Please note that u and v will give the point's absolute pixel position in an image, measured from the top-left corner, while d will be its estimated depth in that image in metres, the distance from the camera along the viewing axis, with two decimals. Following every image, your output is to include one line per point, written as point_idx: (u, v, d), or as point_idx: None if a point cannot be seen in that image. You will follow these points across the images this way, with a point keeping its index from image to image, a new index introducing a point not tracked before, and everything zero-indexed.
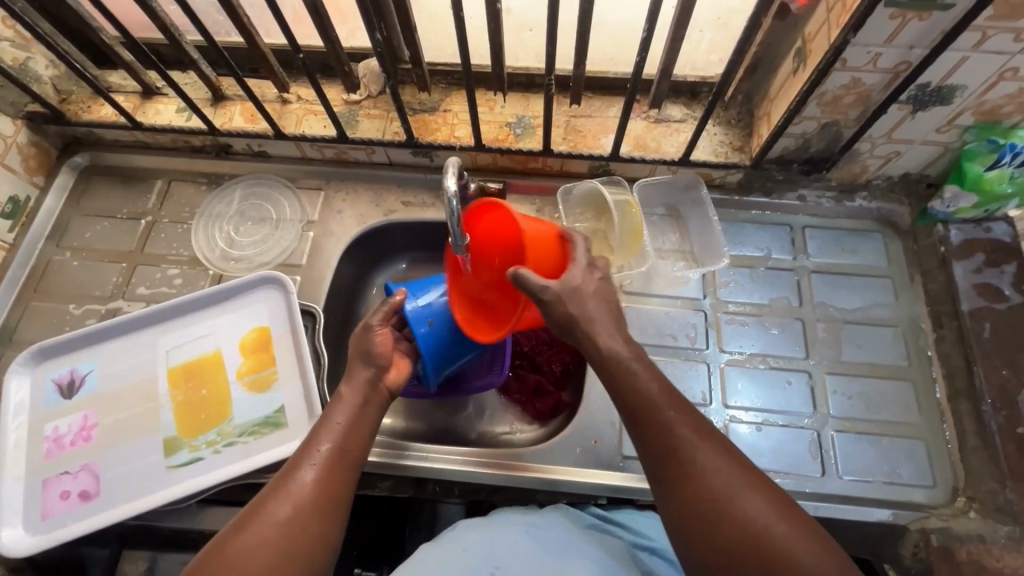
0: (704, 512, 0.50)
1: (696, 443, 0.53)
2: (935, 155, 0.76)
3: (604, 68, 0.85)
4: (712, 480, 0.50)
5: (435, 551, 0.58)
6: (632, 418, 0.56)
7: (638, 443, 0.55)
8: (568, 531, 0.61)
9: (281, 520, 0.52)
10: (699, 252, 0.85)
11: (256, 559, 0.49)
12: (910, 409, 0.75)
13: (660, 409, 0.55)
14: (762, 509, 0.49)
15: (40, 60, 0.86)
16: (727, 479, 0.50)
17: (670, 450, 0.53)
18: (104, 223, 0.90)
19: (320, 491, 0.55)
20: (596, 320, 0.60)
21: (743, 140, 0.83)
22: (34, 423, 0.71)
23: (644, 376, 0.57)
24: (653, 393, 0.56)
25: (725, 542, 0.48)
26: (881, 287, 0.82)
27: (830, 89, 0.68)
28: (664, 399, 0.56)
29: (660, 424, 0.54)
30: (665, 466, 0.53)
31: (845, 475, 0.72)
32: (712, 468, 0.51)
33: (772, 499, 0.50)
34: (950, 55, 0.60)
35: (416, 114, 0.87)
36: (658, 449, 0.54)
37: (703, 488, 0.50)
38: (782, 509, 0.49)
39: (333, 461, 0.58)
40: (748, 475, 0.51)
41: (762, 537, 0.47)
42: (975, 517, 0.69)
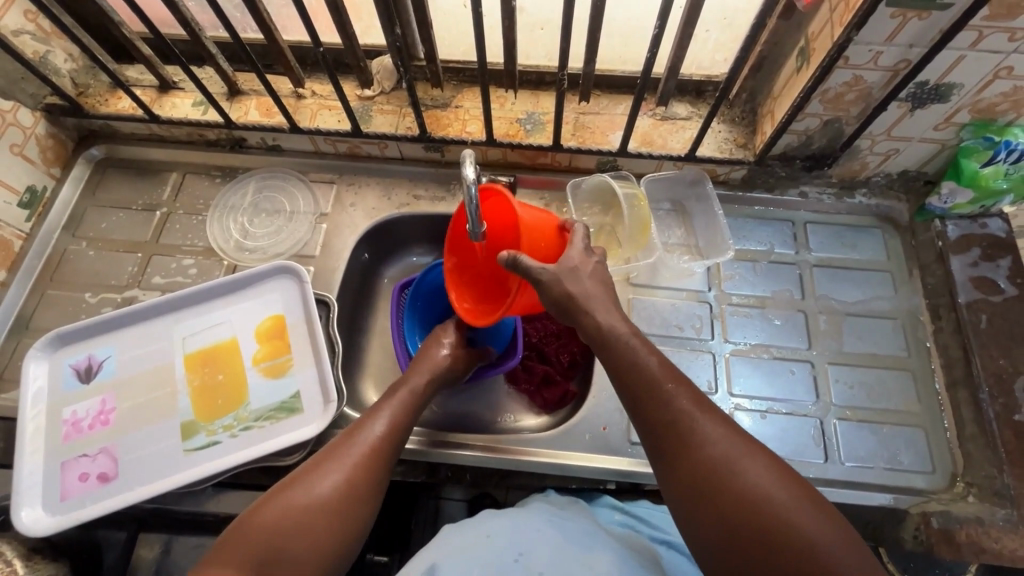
0: (706, 482, 0.50)
1: (698, 416, 0.54)
2: (933, 153, 0.79)
3: (612, 67, 0.88)
4: (715, 450, 0.51)
5: (458, 539, 0.59)
6: (635, 394, 0.57)
7: (642, 419, 0.57)
8: (591, 524, 0.63)
9: (327, 483, 0.56)
10: (704, 245, 0.88)
11: (308, 518, 0.53)
12: (910, 398, 0.77)
13: (660, 387, 0.56)
14: (764, 478, 0.49)
15: (59, 54, 0.87)
16: (729, 449, 0.51)
17: (672, 425, 0.54)
18: (120, 214, 0.91)
19: (366, 462, 0.59)
20: (611, 309, 0.62)
21: (747, 137, 0.86)
22: (52, 407, 0.73)
23: (639, 363, 0.58)
24: (654, 368, 0.57)
25: (728, 512, 0.49)
26: (881, 281, 0.85)
27: (832, 87, 0.70)
28: (664, 375, 0.57)
29: (661, 400, 0.56)
30: (666, 439, 0.54)
31: (846, 462, 0.74)
32: (714, 440, 0.52)
33: (774, 467, 0.50)
34: (948, 54, 0.63)
35: (428, 109, 0.89)
36: (661, 424, 0.55)
37: (706, 458, 0.51)
38: (785, 478, 0.49)
39: (386, 436, 0.62)
40: (750, 446, 0.52)
41: (762, 504, 0.48)
42: (973, 501, 0.71)
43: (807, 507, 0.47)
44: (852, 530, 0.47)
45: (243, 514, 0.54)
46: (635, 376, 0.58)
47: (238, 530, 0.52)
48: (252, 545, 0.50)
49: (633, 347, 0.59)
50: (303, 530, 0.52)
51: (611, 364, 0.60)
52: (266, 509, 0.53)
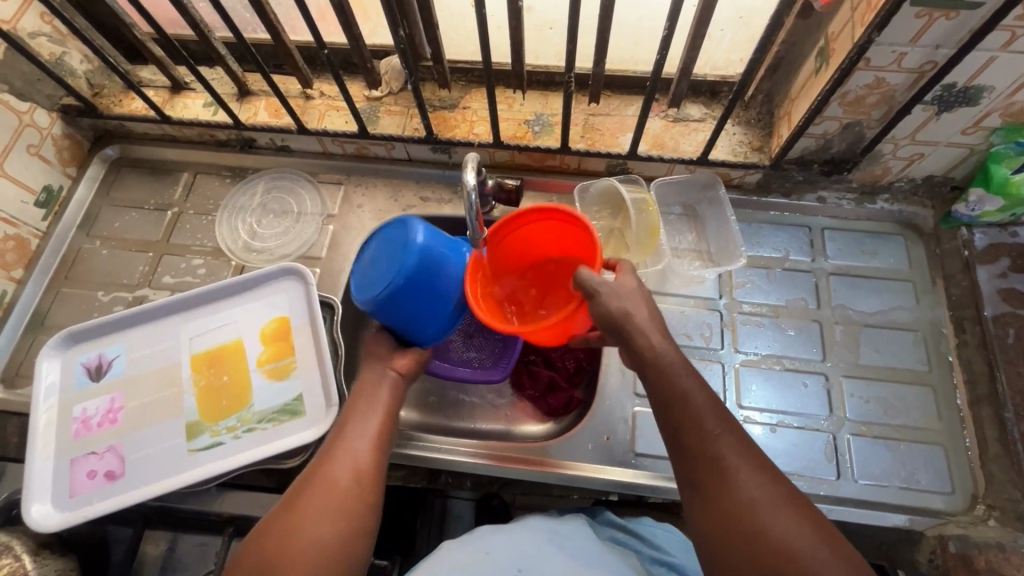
0: (736, 526, 0.50)
1: (733, 458, 0.52)
2: (960, 158, 0.75)
3: (624, 67, 0.86)
4: (746, 493, 0.51)
5: (458, 552, 0.59)
6: (672, 427, 0.56)
7: (671, 440, 0.56)
8: (593, 542, 0.62)
9: (332, 500, 0.57)
10: (716, 251, 0.85)
11: (315, 539, 0.54)
12: (930, 414, 0.74)
13: (701, 419, 0.55)
14: (791, 525, 0.49)
15: (76, 55, 0.89)
16: (759, 494, 0.50)
17: (699, 451, 0.54)
18: (133, 214, 0.92)
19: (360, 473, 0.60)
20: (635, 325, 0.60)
21: (762, 140, 0.83)
22: (63, 404, 0.74)
23: (691, 385, 0.57)
24: (696, 404, 0.56)
25: (755, 556, 0.48)
26: (902, 290, 0.81)
27: (852, 89, 0.67)
28: (709, 412, 0.55)
29: (700, 433, 0.54)
30: (700, 476, 0.53)
31: (860, 480, 0.71)
32: (742, 479, 0.51)
33: (809, 519, 0.49)
34: (977, 55, 0.60)
35: (435, 111, 0.88)
36: (687, 449, 0.54)
37: (739, 501, 0.50)
38: (818, 530, 0.49)
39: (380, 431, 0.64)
40: (780, 490, 0.51)
41: (793, 556, 0.47)
42: (994, 525, 0.68)
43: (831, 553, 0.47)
44: None
45: (257, 532, 0.56)
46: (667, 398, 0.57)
47: (256, 545, 0.54)
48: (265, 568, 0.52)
49: (667, 371, 0.58)
50: (327, 541, 0.54)
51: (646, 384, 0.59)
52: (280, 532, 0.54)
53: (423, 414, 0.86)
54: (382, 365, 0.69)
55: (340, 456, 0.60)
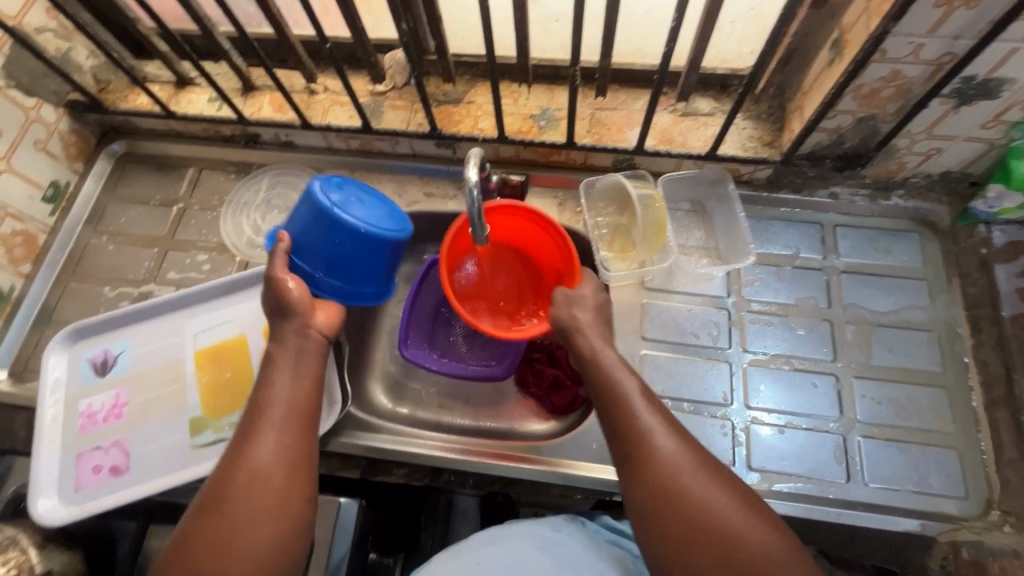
0: (671, 494, 0.52)
1: (662, 433, 0.56)
2: (979, 153, 0.73)
3: (631, 60, 0.84)
4: (677, 463, 0.54)
5: (450, 564, 0.58)
6: (605, 408, 0.60)
7: (603, 419, 0.60)
8: (584, 547, 0.62)
9: (260, 489, 0.54)
10: (724, 248, 0.84)
11: (251, 533, 0.52)
12: (944, 417, 0.72)
13: (631, 399, 0.59)
14: (713, 492, 0.52)
15: (81, 50, 0.89)
16: (687, 463, 0.54)
17: (630, 428, 0.57)
18: (139, 209, 0.93)
19: (281, 458, 0.56)
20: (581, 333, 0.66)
21: (773, 134, 0.81)
22: (69, 399, 0.74)
23: (617, 369, 0.62)
24: (624, 386, 0.60)
25: (688, 523, 0.51)
26: (916, 289, 0.79)
27: (867, 82, 0.65)
28: (637, 393, 0.59)
29: (630, 410, 0.58)
30: (633, 450, 0.56)
31: (870, 483, 0.69)
32: (668, 452, 0.55)
33: (730, 488, 0.53)
34: (999, 46, 0.57)
35: (440, 105, 0.87)
36: (620, 428, 0.58)
37: (671, 471, 0.53)
38: (738, 496, 0.52)
39: (289, 415, 0.59)
40: (701, 461, 0.55)
41: (721, 520, 0.50)
42: (1009, 531, 0.66)
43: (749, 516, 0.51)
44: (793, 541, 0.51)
45: (189, 531, 0.53)
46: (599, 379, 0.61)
47: (187, 549, 0.52)
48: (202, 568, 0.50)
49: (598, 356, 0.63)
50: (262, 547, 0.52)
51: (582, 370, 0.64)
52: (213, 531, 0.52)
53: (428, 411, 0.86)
54: (299, 323, 0.64)
55: (249, 459, 0.55)
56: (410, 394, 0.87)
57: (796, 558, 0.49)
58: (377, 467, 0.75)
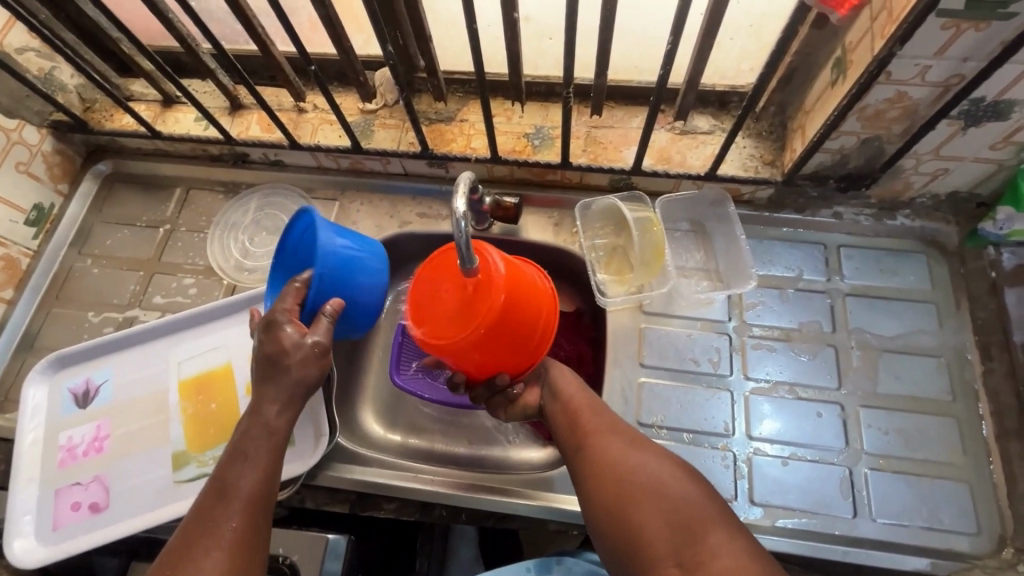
0: (604, 473, 0.59)
1: (594, 421, 0.64)
2: (988, 173, 0.70)
3: (628, 77, 0.81)
4: (607, 444, 0.61)
5: None
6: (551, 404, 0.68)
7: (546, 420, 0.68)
8: None
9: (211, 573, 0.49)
10: (725, 270, 0.81)
11: None
12: (954, 447, 0.70)
13: (568, 395, 0.67)
14: (639, 462, 0.59)
15: (65, 70, 0.87)
16: (617, 444, 0.61)
17: (570, 420, 0.65)
18: (125, 231, 0.91)
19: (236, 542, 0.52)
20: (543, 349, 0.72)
21: (774, 153, 0.79)
22: (49, 431, 0.72)
23: (559, 373, 0.70)
24: (561, 381, 0.69)
25: (619, 491, 0.57)
26: (924, 312, 0.77)
27: (872, 103, 0.63)
28: (574, 390, 0.68)
29: (567, 406, 0.66)
30: (573, 438, 0.64)
31: (878, 518, 0.67)
32: (603, 438, 0.62)
33: (658, 456, 0.59)
34: (1009, 68, 0.55)
35: (431, 123, 0.85)
36: (563, 424, 0.65)
37: (602, 452, 0.60)
38: (668, 463, 0.59)
39: (252, 504, 0.54)
40: (629, 436, 0.62)
41: (646, 485, 0.57)
42: None
43: (673, 477, 0.57)
44: (718, 499, 0.57)
45: None
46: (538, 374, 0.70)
47: None
48: None
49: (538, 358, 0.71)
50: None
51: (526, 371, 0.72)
52: None
53: (420, 439, 0.83)
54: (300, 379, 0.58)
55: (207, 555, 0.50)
56: (402, 420, 0.84)
57: (715, 510, 0.55)
58: (366, 500, 0.72)
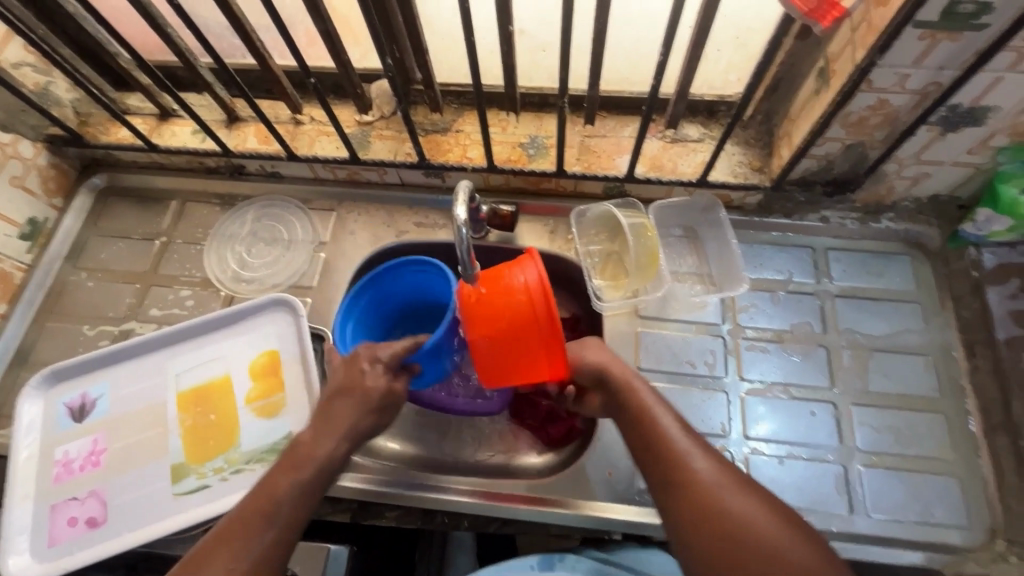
0: (704, 516, 0.51)
1: (689, 452, 0.55)
2: (966, 176, 0.73)
3: (619, 87, 0.84)
4: (705, 482, 0.53)
5: None
6: (630, 421, 0.60)
7: (628, 440, 0.59)
8: None
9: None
10: (718, 275, 0.83)
11: None
12: (944, 443, 0.71)
13: (654, 416, 0.58)
14: (739, 501, 0.51)
15: (60, 84, 0.87)
16: (717, 482, 0.53)
17: (659, 446, 0.56)
18: (120, 244, 0.90)
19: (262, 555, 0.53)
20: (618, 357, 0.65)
21: (763, 160, 0.81)
22: (44, 446, 0.71)
23: (641, 390, 0.61)
24: (645, 399, 0.60)
25: (721, 539, 0.50)
26: (910, 312, 0.79)
27: (854, 111, 0.65)
28: (659, 409, 0.59)
29: (654, 428, 0.57)
30: (663, 469, 0.55)
31: (874, 514, 0.68)
32: (697, 467, 0.54)
33: (764, 502, 0.52)
34: (983, 76, 0.58)
35: (428, 134, 0.86)
36: (650, 450, 0.57)
37: (700, 491, 0.52)
38: (773, 511, 0.51)
39: (291, 519, 0.55)
40: (724, 467, 0.55)
41: (754, 536, 0.49)
42: (1015, 562, 0.64)
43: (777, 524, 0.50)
44: (831, 552, 0.50)
45: None
46: (615, 385, 0.62)
47: None
48: None
49: (614, 368, 0.63)
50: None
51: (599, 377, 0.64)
52: None
53: (421, 448, 0.84)
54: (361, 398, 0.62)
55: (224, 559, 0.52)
56: (400, 429, 0.84)
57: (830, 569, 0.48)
58: (367, 509, 0.71)
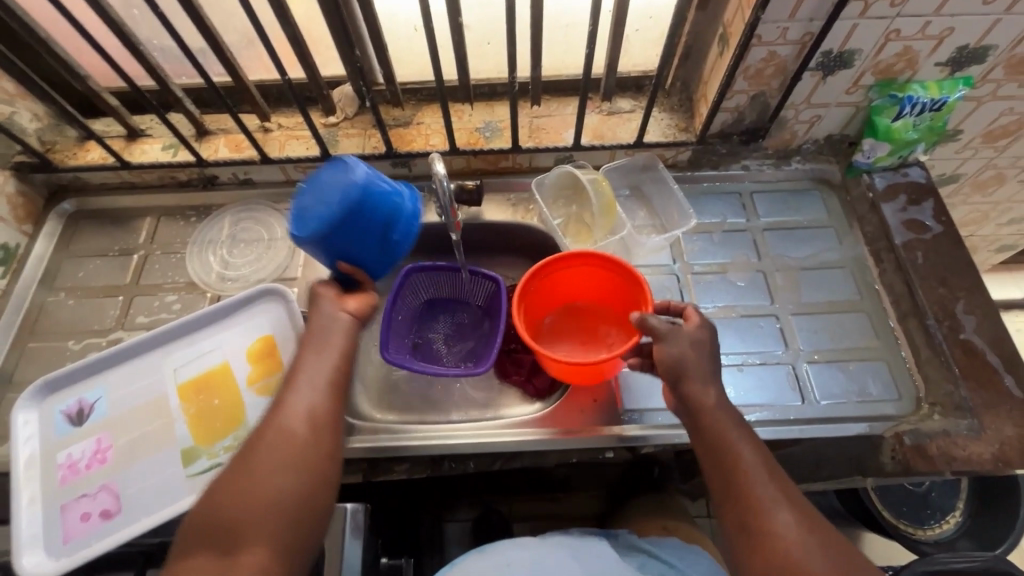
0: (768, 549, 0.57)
1: (769, 497, 0.59)
2: (850, 115, 0.88)
3: (557, 72, 0.95)
4: (779, 530, 0.57)
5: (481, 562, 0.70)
6: (710, 447, 0.63)
7: (707, 465, 0.63)
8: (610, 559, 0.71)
9: (295, 416, 0.63)
10: (666, 221, 0.94)
11: (272, 458, 0.60)
12: (869, 334, 0.84)
13: (739, 454, 0.61)
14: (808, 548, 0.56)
15: (25, 114, 0.87)
16: (789, 528, 0.57)
17: (739, 487, 0.60)
18: (97, 262, 0.92)
19: (308, 414, 0.64)
20: (700, 367, 0.66)
21: (686, 121, 0.94)
22: (45, 452, 0.72)
23: (731, 426, 0.63)
24: (731, 435, 0.63)
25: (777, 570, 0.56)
26: (826, 235, 0.93)
27: (752, 64, 0.79)
28: (744, 445, 0.62)
29: (735, 466, 0.61)
30: (739, 503, 0.60)
31: (822, 400, 0.79)
32: (778, 517, 0.58)
33: (825, 546, 0.57)
34: (843, 23, 0.72)
35: (392, 129, 0.95)
36: (728, 482, 0.61)
37: (771, 535, 0.57)
38: (826, 550, 0.56)
39: (326, 382, 0.67)
40: (801, 513, 0.58)
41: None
42: (939, 418, 0.76)
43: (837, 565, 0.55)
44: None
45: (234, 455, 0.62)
46: (698, 413, 0.64)
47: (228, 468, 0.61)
48: (233, 477, 0.59)
49: (700, 393, 0.65)
50: (262, 533, 0.56)
51: (675, 387, 0.66)
52: (253, 452, 0.61)
53: (423, 414, 0.91)
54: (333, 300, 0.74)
55: (273, 429, 0.62)
56: (395, 402, 0.92)
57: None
58: (378, 467, 0.77)
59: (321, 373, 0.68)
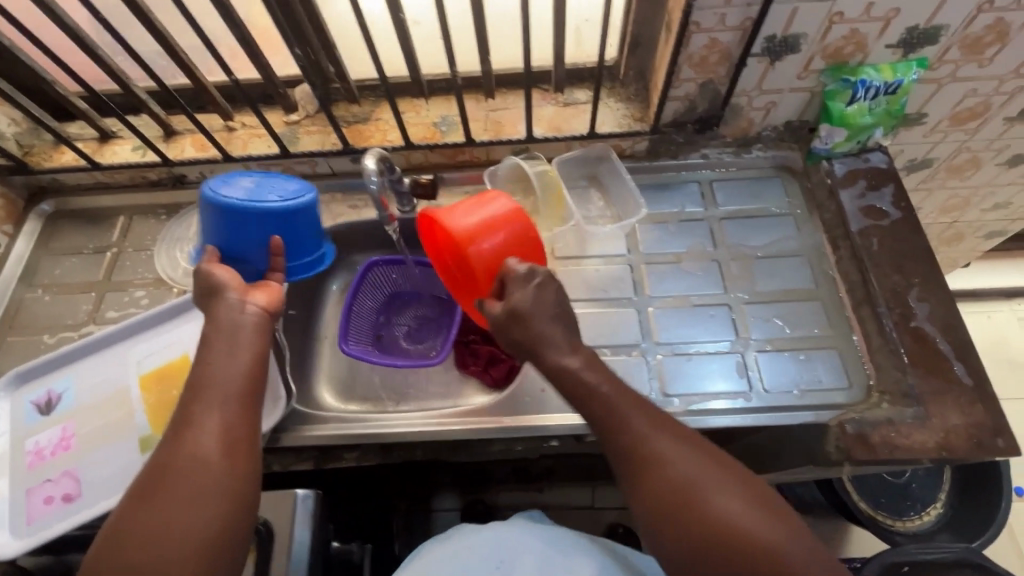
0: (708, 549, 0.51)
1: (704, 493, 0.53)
2: (806, 100, 0.87)
3: (512, 65, 0.96)
4: (715, 526, 0.51)
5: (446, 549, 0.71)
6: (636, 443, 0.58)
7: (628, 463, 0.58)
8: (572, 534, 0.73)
9: (205, 432, 0.57)
10: (620, 210, 0.95)
11: (181, 484, 0.54)
12: (823, 323, 0.83)
13: (665, 449, 0.56)
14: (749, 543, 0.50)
15: (2, 119, 0.93)
16: (729, 523, 0.51)
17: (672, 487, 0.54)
18: (73, 259, 0.96)
19: (221, 427, 0.58)
20: (566, 351, 0.63)
21: (642, 111, 0.94)
22: (14, 439, 0.76)
23: (642, 416, 0.58)
24: (653, 428, 0.57)
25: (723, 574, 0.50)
26: (785, 223, 0.92)
27: (695, 51, 0.78)
28: (668, 439, 0.57)
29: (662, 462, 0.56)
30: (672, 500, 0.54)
31: (769, 389, 0.79)
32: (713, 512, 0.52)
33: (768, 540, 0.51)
34: (782, 7, 0.72)
35: (350, 125, 0.96)
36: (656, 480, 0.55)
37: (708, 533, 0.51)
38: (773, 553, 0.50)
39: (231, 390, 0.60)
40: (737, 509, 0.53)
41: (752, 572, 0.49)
42: (887, 406, 0.75)
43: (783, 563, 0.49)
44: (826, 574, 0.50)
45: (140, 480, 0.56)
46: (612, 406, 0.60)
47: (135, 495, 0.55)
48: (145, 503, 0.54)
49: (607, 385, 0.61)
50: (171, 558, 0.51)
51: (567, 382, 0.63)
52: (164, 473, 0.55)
53: (383, 405, 0.93)
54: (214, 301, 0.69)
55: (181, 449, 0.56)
56: (356, 392, 0.95)
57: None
58: (330, 454, 0.80)
59: (227, 373, 0.61)
